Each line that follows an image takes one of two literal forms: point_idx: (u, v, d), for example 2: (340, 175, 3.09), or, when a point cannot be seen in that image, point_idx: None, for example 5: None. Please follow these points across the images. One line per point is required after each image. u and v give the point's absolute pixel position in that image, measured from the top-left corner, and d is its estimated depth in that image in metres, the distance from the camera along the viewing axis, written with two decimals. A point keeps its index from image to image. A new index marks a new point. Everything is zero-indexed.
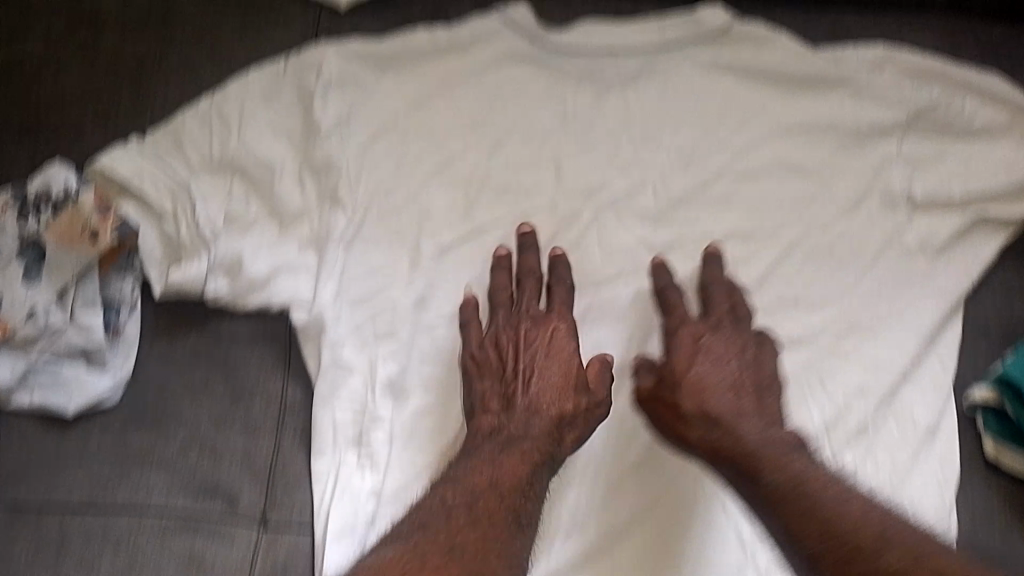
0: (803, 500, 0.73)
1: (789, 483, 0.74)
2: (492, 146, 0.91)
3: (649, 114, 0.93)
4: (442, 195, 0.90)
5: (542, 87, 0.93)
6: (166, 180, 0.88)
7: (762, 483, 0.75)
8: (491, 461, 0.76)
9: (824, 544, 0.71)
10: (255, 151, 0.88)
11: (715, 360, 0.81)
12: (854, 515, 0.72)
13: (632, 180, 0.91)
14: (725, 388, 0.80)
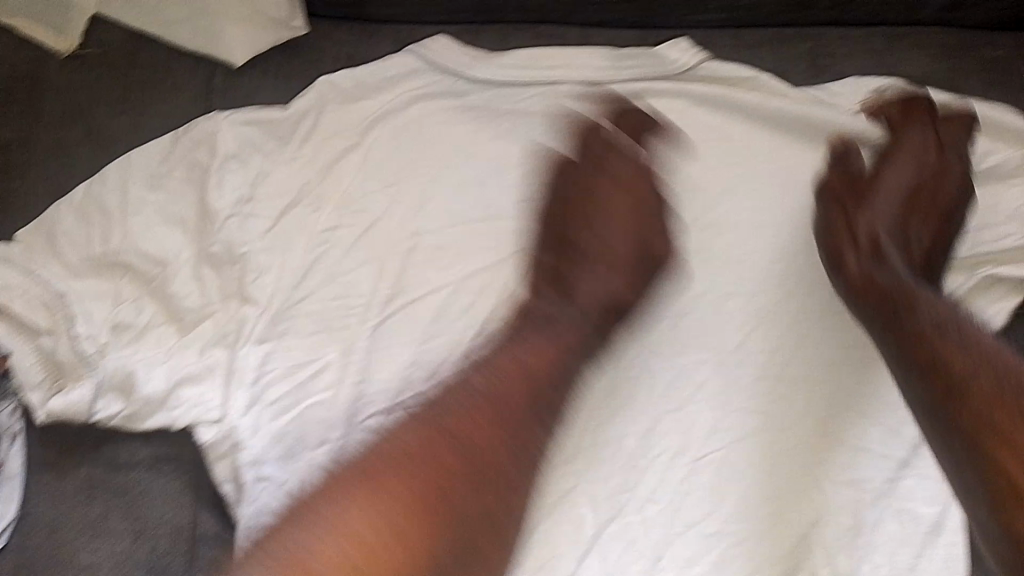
0: (925, 308, 0.66)
1: (892, 300, 0.68)
2: (417, 205, 0.78)
3: (604, 154, 0.79)
4: (364, 267, 0.77)
5: (471, 133, 0.80)
6: (42, 295, 0.74)
7: (890, 283, 0.69)
8: (598, 278, 0.75)
9: (930, 342, 0.63)
10: (144, 242, 0.76)
11: (883, 193, 0.77)
12: (950, 318, 0.64)
13: (586, 232, 0.78)
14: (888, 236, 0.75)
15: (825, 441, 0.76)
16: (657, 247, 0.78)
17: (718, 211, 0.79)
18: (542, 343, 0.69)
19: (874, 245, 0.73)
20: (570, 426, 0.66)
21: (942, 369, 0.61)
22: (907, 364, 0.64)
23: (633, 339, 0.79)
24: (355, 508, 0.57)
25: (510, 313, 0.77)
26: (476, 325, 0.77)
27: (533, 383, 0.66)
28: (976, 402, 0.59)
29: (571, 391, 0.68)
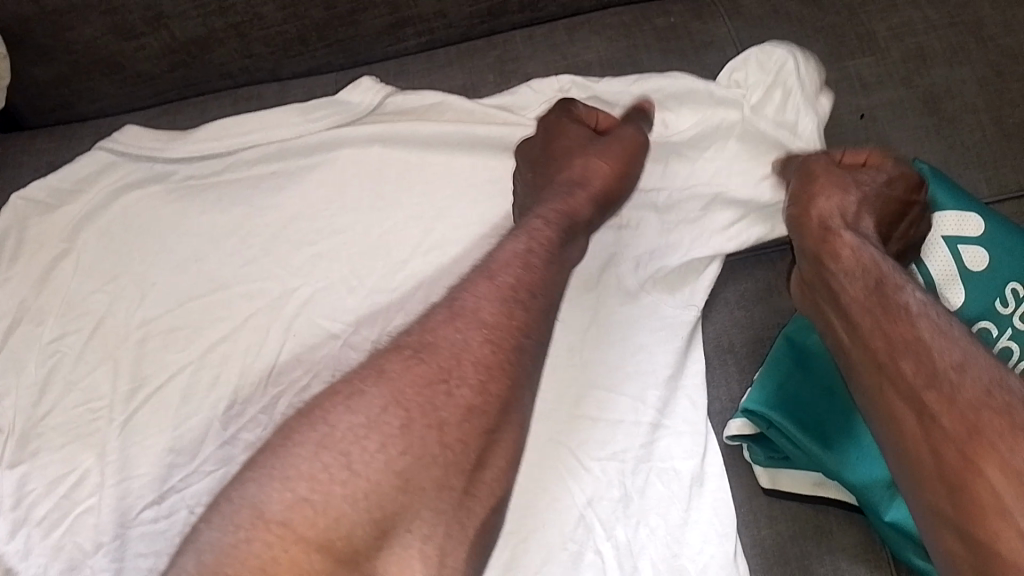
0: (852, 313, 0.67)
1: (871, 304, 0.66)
2: (141, 293, 0.80)
3: (312, 205, 0.82)
4: (101, 367, 0.78)
5: (183, 212, 0.82)
6: None
7: (837, 283, 0.69)
8: (486, 292, 0.65)
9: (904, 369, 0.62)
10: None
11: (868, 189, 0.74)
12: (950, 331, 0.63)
13: (314, 282, 0.81)
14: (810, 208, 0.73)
15: (581, 421, 0.80)
16: (385, 279, 0.80)
17: (436, 232, 0.81)
18: (446, 360, 0.61)
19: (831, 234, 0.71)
20: (484, 394, 0.61)
21: (941, 394, 0.60)
22: (873, 389, 0.63)
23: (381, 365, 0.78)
24: (303, 479, 0.54)
25: (257, 375, 0.78)
26: (227, 396, 0.78)
27: (508, 318, 0.64)
28: (936, 430, 0.59)
29: (469, 391, 0.60)
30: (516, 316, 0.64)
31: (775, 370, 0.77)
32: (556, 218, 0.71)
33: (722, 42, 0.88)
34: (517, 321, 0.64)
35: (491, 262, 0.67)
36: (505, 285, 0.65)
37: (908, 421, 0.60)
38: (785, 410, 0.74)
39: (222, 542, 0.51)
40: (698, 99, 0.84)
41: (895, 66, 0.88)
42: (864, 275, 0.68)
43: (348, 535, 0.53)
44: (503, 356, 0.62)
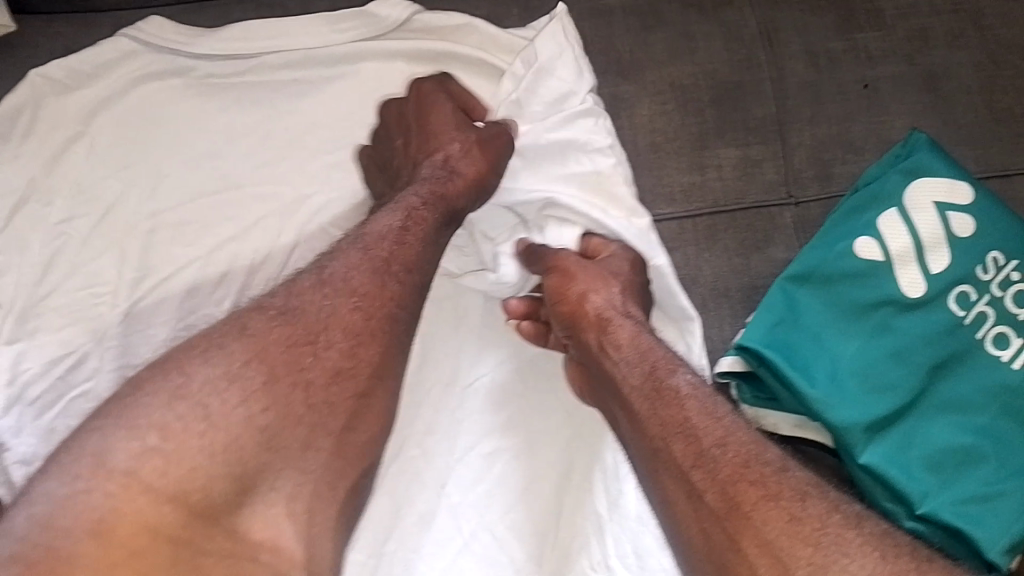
0: (702, 430, 0.66)
1: (729, 438, 0.65)
2: (152, 184, 0.80)
3: (334, 116, 0.83)
4: (108, 253, 0.78)
5: (203, 109, 0.82)
6: None
7: (675, 382, 0.69)
8: (358, 261, 0.69)
9: (789, 479, 0.63)
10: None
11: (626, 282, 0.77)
12: (795, 471, 0.64)
13: (328, 189, 0.82)
14: (631, 319, 0.75)
15: None
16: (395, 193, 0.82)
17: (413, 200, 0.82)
18: (313, 324, 0.65)
19: (664, 373, 0.70)
20: (354, 359, 0.66)
21: (786, 506, 0.61)
22: (724, 487, 0.63)
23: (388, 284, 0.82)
24: (155, 428, 0.58)
25: (264, 275, 0.80)
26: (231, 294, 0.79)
27: (383, 293, 0.69)
28: (777, 545, 0.60)
29: (337, 355, 0.65)
30: (389, 287, 0.69)
31: (770, 310, 0.80)
32: (433, 197, 0.75)
33: (741, 3, 0.91)
34: (389, 294, 0.69)
35: (367, 237, 0.71)
36: (379, 259, 0.70)
37: (756, 547, 0.60)
38: (775, 352, 0.78)
39: (57, 494, 0.55)
40: (705, 56, 0.89)
41: (899, 44, 0.92)
42: (640, 361, 0.71)
43: (206, 491, 0.59)
44: (378, 324, 0.68)
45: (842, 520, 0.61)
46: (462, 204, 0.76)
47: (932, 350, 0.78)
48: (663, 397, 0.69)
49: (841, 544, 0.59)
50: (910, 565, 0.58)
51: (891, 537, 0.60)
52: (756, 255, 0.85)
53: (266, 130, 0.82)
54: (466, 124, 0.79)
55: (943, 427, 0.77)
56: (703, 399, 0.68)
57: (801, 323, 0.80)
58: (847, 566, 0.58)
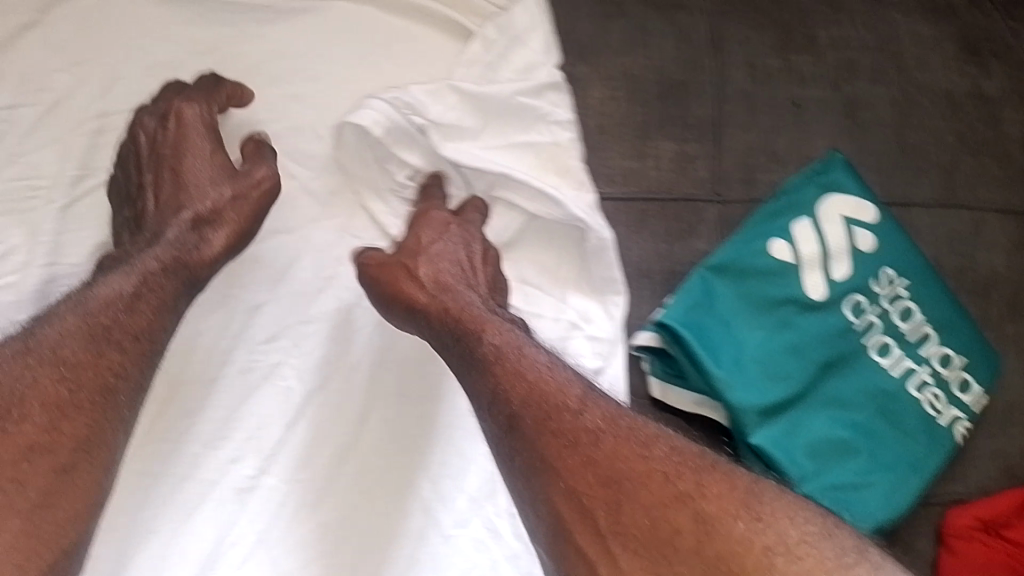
0: (510, 385, 0.71)
1: (532, 391, 0.70)
2: (104, 84, 0.79)
3: (300, 48, 0.84)
4: (52, 146, 0.76)
5: (168, 19, 0.82)
6: None
7: (481, 347, 0.73)
8: (73, 332, 0.66)
9: (586, 421, 0.69)
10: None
11: (451, 263, 0.79)
12: (593, 407, 0.70)
13: (281, 118, 0.82)
14: (456, 279, 0.78)
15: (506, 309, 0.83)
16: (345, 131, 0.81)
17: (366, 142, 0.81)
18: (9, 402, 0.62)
19: (474, 336, 0.74)
20: (55, 434, 0.63)
21: (585, 450, 0.67)
22: (533, 441, 0.68)
23: (335, 222, 0.83)
24: None
25: None
26: None
27: (98, 358, 0.65)
28: (581, 489, 0.66)
29: (31, 429, 0.62)
30: (101, 358, 0.65)
31: (688, 293, 0.85)
32: (170, 263, 0.71)
33: (694, 8, 0.97)
34: (106, 358, 0.66)
35: (89, 300, 0.67)
36: (97, 326, 0.66)
37: (557, 491, 0.66)
38: (691, 331, 0.83)
39: None
40: (656, 50, 0.94)
41: (828, 70, 1.00)
42: (447, 310, 0.75)
43: None
44: (88, 396, 0.64)
45: (636, 449, 0.67)
46: (204, 273, 0.72)
47: (824, 349, 0.86)
48: (475, 365, 0.72)
49: (634, 479, 0.66)
50: (690, 484, 0.65)
51: (678, 454, 0.67)
52: (680, 244, 0.90)
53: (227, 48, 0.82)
54: (228, 174, 0.75)
55: (824, 418, 0.86)
56: (509, 356, 0.72)
57: (716, 309, 0.85)
58: (640, 495, 0.65)
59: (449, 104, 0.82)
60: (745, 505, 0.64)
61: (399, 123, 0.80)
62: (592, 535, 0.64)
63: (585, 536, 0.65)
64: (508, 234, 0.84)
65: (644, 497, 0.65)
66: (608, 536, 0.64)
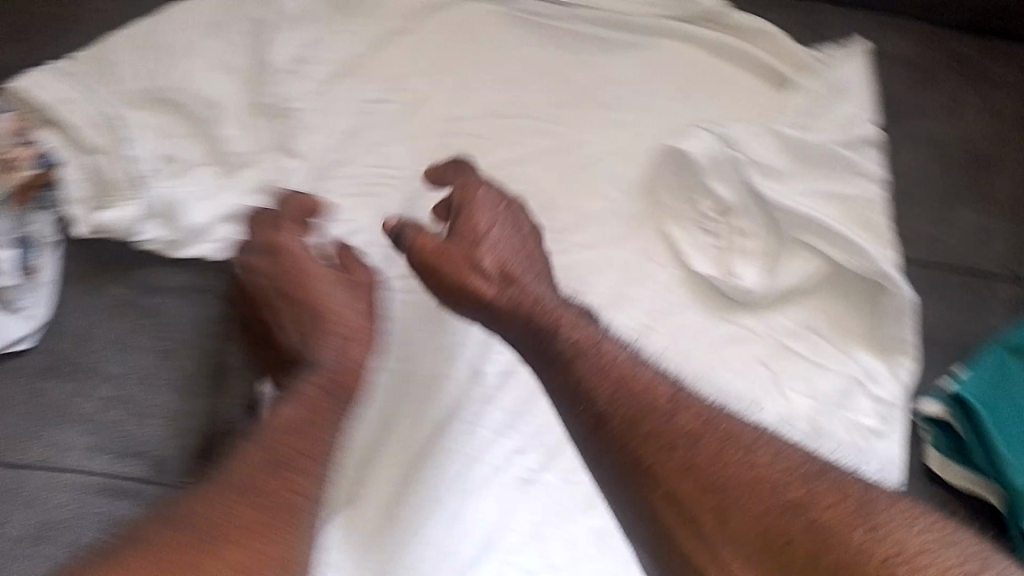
0: (591, 384, 0.69)
1: (621, 392, 0.69)
2: (457, 91, 0.88)
3: (631, 79, 0.89)
4: (405, 142, 0.86)
5: (516, 39, 0.91)
6: (99, 113, 0.82)
7: (559, 342, 0.72)
8: (256, 440, 0.72)
9: (679, 422, 0.68)
10: (198, 86, 0.85)
11: (507, 243, 0.77)
12: (687, 408, 0.69)
13: (607, 142, 0.87)
14: (521, 269, 0.77)
15: (789, 355, 0.84)
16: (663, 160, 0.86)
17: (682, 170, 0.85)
18: (186, 541, 0.66)
19: (551, 334, 0.73)
20: (245, 543, 0.67)
21: (684, 450, 0.67)
22: (620, 443, 0.68)
23: (640, 245, 0.86)
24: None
25: (530, 205, 0.85)
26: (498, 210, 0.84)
27: (287, 482, 0.70)
28: (682, 495, 0.65)
29: (226, 517, 0.68)
30: (252, 511, 0.69)
31: (980, 368, 0.83)
32: (324, 379, 0.75)
33: (1003, 83, 0.98)
34: (293, 482, 0.71)
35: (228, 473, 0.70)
36: (270, 453, 0.71)
37: (667, 508, 0.65)
38: (980, 405, 0.80)
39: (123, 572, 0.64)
40: (960, 122, 0.96)
41: None
42: (523, 300, 0.74)
43: None
44: (260, 523, 0.68)
45: (738, 453, 0.67)
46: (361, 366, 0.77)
47: None
48: (561, 361, 0.71)
49: (738, 482, 0.65)
50: (803, 493, 0.64)
51: (781, 462, 0.66)
52: (975, 318, 0.88)
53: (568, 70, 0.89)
54: (344, 275, 0.80)
55: None
56: (592, 353, 0.70)
57: (1011, 390, 0.82)
58: (741, 503, 0.65)
59: (767, 144, 0.85)
60: (860, 511, 0.62)
61: (722, 155, 0.83)
62: (690, 534, 0.64)
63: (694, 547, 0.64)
64: (807, 278, 0.85)
65: (751, 511, 0.64)
66: (716, 543, 0.64)
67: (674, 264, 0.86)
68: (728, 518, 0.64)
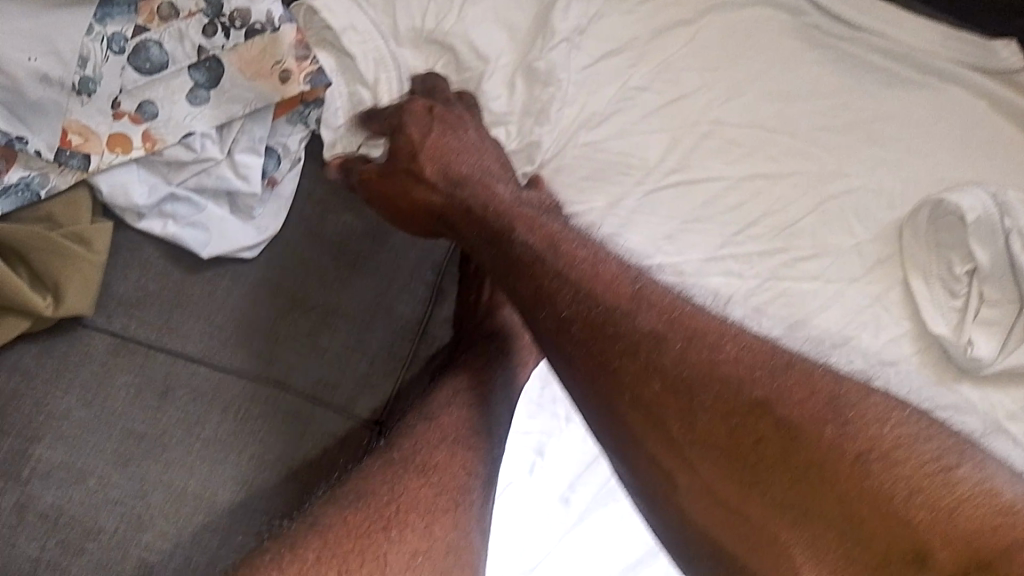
0: (552, 288, 0.65)
1: (581, 294, 0.65)
2: (722, 95, 0.87)
3: (902, 118, 0.86)
4: (660, 135, 0.85)
5: (794, 54, 0.88)
6: (374, 45, 0.80)
7: (515, 248, 0.67)
8: (420, 437, 0.73)
9: (643, 325, 0.65)
10: (471, 35, 0.81)
11: (466, 152, 0.72)
12: (653, 308, 0.65)
13: (865, 178, 0.85)
14: (472, 172, 0.71)
15: (1004, 435, 0.79)
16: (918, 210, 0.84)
17: (939, 227, 0.82)
18: (379, 508, 0.70)
19: (505, 237, 0.67)
20: (429, 516, 0.71)
21: (653, 363, 0.63)
22: (612, 380, 0.64)
23: (873, 290, 0.83)
24: (320, 558, 0.66)
25: (771, 225, 0.84)
26: (737, 224, 0.83)
27: (452, 455, 0.73)
28: (648, 399, 0.63)
29: (410, 483, 0.71)
30: (425, 478, 0.72)
31: None
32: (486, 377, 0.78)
33: None
34: (458, 456, 0.73)
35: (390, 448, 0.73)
36: (441, 434, 0.73)
37: (661, 446, 0.63)
38: None
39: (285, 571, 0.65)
40: None
41: None
42: (482, 219, 0.68)
43: None
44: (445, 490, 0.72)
45: (704, 351, 0.63)
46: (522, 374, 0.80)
47: None
48: (545, 289, 0.65)
49: (716, 395, 0.62)
50: (785, 412, 0.60)
51: (746, 358, 0.63)
52: None
53: (840, 97, 0.87)
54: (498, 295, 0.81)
55: None
56: (550, 254, 0.66)
57: None
58: (756, 434, 0.61)
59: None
60: (833, 408, 0.61)
61: (994, 223, 0.79)
62: (755, 542, 0.60)
63: (756, 554, 0.60)
64: None
65: (730, 409, 0.62)
66: (686, 448, 0.62)
67: (910, 318, 0.83)
68: (770, 450, 0.61)
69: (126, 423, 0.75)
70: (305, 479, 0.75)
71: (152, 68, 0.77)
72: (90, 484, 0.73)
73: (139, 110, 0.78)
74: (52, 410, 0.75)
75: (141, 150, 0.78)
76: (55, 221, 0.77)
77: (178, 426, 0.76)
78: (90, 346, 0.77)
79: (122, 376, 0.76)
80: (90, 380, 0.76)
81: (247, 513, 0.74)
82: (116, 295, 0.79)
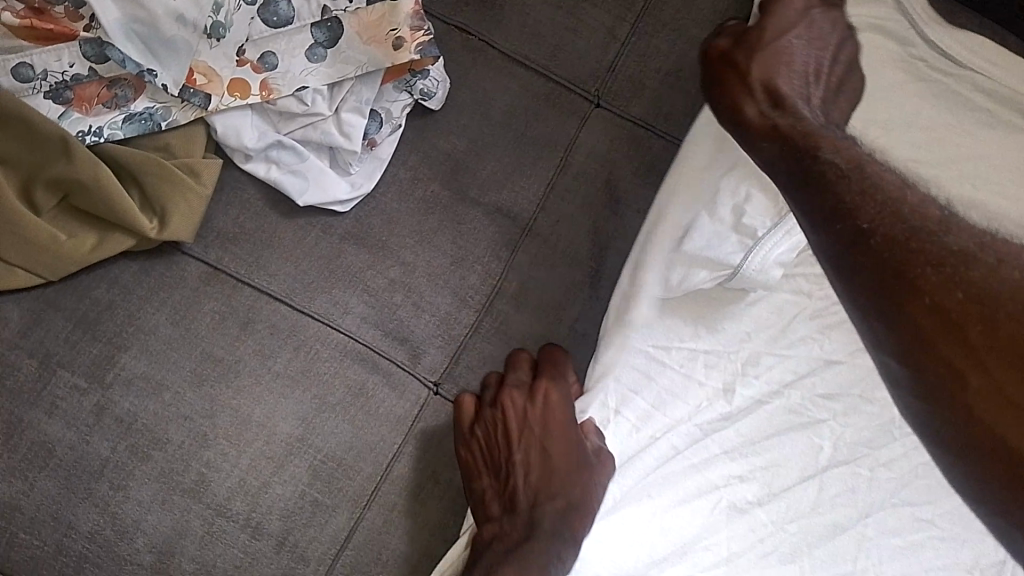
0: (874, 198, 0.56)
1: (890, 211, 0.55)
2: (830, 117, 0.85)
3: (995, 164, 0.87)
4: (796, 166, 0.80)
5: (902, 84, 0.88)
6: (502, 37, 0.89)
7: (828, 165, 0.57)
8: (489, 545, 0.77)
9: (947, 241, 0.54)
10: (588, 44, 0.89)
11: (792, 62, 0.61)
12: (951, 220, 0.55)
13: None
14: (803, 96, 0.60)
15: None
16: None
17: None
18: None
19: (812, 156, 0.58)
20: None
21: (953, 267, 0.53)
22: (879, 273, 0.55)
23: None
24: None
25: None
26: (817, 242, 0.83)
27: None
28: (928, 290, 0.53)
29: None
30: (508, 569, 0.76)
31: None
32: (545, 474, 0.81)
33: None
34: None
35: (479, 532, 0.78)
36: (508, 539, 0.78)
37: (926, 318, 0.54)
38: None
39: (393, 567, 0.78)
40: None
41: None
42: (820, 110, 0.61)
43: None
44: None
45: (973, 248, 0.54)
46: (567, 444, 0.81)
47: None
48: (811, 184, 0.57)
49: (998, 288, 0.52)
50: None
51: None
52: None
53: (936, 137, 0.88)
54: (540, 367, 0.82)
55: None
56: (859, 174, 0.56)
57: None
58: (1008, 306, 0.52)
59: None
60: None
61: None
62: (1002, 410, 0.52)
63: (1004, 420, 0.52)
64: None
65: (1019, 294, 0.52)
66: (979, 350, 0.53)
67: None
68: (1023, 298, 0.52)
69: (206, 347, 0.80)
70: (364, 426, 0.80)
71: (277, 22, 0.81)
72: (165, 396, 0.79)
73: (260, 60, 0.82)
74: (141, 324, 0.80)
75: (257, 97, 0.83)
76: (169, 150, 0.83)
77: (252, 357, 0.80)
78: (183, 270, 0.82)
79: (207, 303, 0.81)
80: (177, 302, 0.81)
81: (305, 447, 0.79)
82: (214, 228, 0.83)
